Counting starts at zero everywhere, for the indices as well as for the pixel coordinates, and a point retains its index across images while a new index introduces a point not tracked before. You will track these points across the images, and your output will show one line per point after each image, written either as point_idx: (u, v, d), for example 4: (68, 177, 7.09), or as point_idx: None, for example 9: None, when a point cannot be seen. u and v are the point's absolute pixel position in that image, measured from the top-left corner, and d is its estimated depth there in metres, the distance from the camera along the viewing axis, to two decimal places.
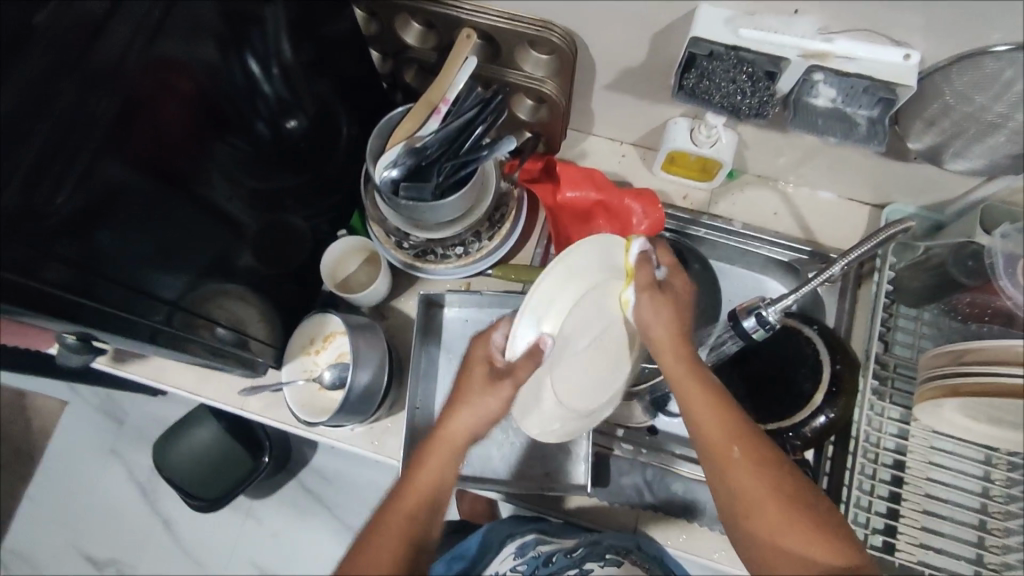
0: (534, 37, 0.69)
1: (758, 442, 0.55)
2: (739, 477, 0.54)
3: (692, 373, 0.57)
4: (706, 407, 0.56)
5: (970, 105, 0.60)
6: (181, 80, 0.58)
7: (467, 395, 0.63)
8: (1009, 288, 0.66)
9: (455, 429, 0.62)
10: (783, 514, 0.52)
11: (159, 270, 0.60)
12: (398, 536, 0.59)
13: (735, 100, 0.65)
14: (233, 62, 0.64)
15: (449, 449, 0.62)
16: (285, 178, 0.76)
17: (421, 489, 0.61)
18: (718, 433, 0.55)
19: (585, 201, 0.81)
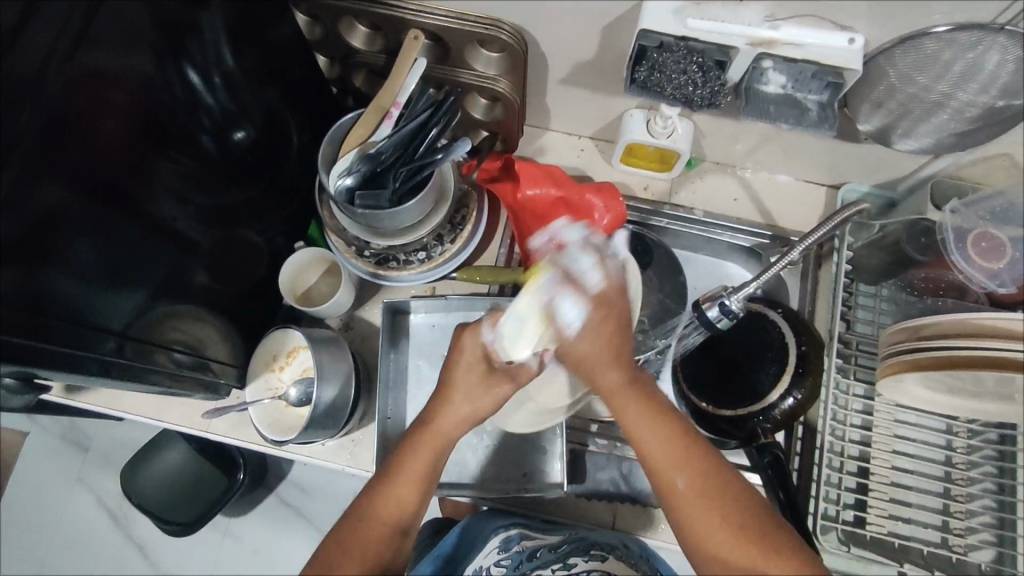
0: (482, 35, 0.68)
1: (699, 464, 0.57)
2: (682, 501, 0.56)
3: (629, 398, 0.59)
4: (647, 430, 0.58)
5: (915, 86, 0.61)
6: (113, 95, 0.55)
7: (455, 389, 0.61)
8: (963, 264, 0.69)
9: (442, 424, 0.61)
10: (728, 533, 0.55)
11: (107, 299, 0.58)
12: (387, 526, 0.59)
13: (687, 92, 0.65)
14: (170, 74, 0.62)
15: (437, 444, 0.61)
16: (236, 192, 0.74)
17: (407, 482, 0.60)
18: (659, 456, 0.57)
19: (546, 198, 0.79)
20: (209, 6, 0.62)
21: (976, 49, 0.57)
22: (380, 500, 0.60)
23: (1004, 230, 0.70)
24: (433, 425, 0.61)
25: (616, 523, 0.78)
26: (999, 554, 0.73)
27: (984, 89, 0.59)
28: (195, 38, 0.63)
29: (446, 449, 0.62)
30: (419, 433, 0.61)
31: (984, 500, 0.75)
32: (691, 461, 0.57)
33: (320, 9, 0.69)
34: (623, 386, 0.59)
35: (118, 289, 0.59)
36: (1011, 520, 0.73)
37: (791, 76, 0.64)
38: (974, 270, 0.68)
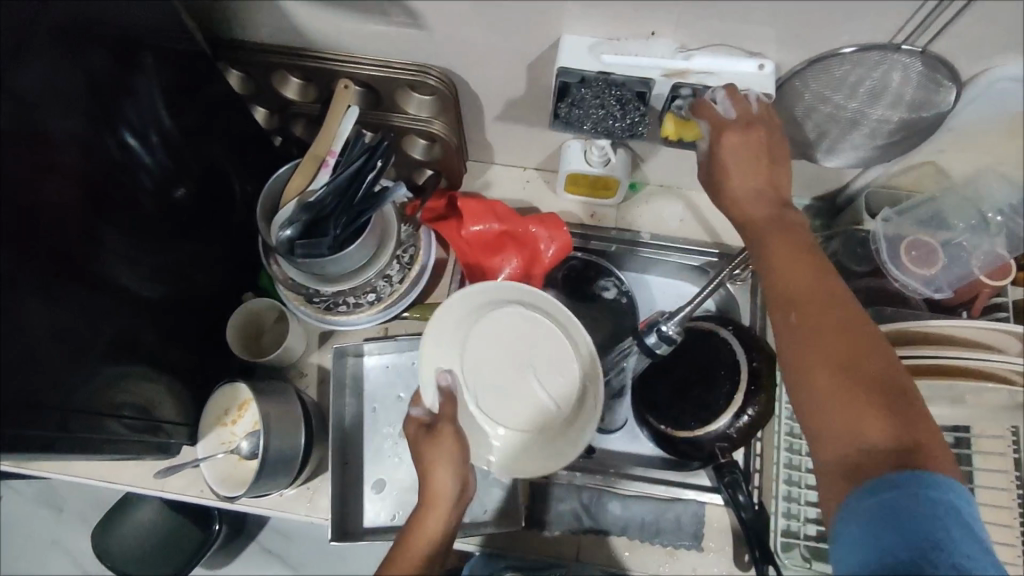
0: (411, 82, 0.70)
1: (830, 307, 0.50)
2: (798, 333, 0.50)
3: (769, 227, 0.54)
4: (778, 250, 0.53)
5: (829, 105, 0.63)
6: (48, 160, 0.55)
7: (425, 461, 0.62)
8: (898, 272, 0.71)
9: (437, 495, 0.60)
10: (840, 377, 0.47)
11: (49, 373, 0.57)
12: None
13: (608, 125, 0.66)
14: (105, 137, 0.61)
15: (429, 532, 0.60)
16: (182, 249, 0.74)
17: (411, 563, 0.58)
18: (785, 292, 0.51)
19: (490, 233, 0.82)
20: (143, 68, 0.62)
21: (881, 67, 0.58)
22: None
23: (935, 236, 0.72)
24: (434, 500, 0.61)
25: (580, 555, 0.77)
26: None
27: (893, 105, 0.61)
28: (132, 99, 0.63)
29: (443, 539, 0.60)
30: (418, 517, 0.60)
31: None
32: (812, 299, 0.50)
33: (251, 64, 0.71)
34: (773, 246, 0.53)
35: (62, 361, 0.58)
36: None
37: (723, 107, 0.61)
38: (910, 278, 0.70)
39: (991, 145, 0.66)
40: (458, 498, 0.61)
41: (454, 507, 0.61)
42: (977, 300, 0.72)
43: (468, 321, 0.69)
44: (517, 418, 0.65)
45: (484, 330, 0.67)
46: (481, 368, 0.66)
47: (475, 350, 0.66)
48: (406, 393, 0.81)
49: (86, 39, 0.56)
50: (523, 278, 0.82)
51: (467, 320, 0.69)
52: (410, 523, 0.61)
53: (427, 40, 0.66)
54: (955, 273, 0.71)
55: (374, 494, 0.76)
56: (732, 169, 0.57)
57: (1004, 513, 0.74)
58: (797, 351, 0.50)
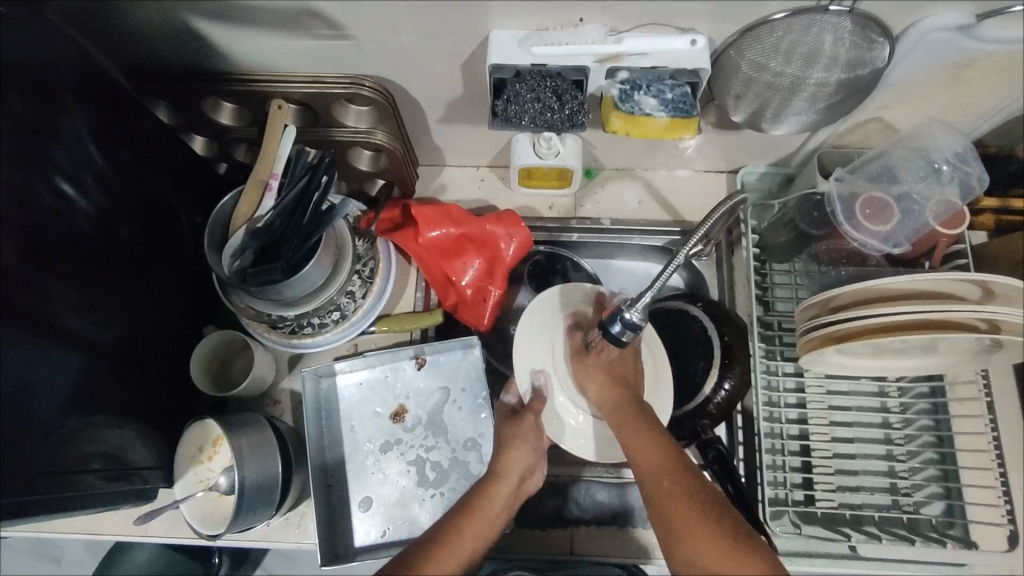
0: (346, 95, 0.69)
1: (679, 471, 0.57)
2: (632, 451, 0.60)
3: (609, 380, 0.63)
4: (636, 444, 0.59)
5: (766, 73, 0.62)
6: None
7: (505, 436, 0.67)
8: (854, 232, 0.71)
9: (508, 468, 0.65)
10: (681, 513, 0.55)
11: (10, 437, 0.54)
12: (456, 558, 0.57)
13: (546, 117, 0.65)
14: (36, 183, 0.57)
15: (497, 503, 0.63)
16: (135, 291, 0.71)
17: (480, 521, 0.61)
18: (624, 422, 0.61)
19: (448, 237, 0.81)
20: (67, 108, 0.59)
21: (814, 29, 0.57)
22: (455, 535, 0.59)
23: (887, 191, 0.72)
24: (503, 475, 0.65)
25: (574, 549, 0.77)
26: (947, 506, 0.74)
27: (829, 68, 0.61)
28: (58, 142, 0.59)
29: (502, 515, 0.63)
30: (485, 490, 0.63)
31: (926, 454, 0.76)
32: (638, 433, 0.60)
33: (179, 95, 0.69)
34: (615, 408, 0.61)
35: (20, 426, 0.55)
36: (953, 471, 0.74)
37: (660, 92, 0.63)
38: (867, 236, 0.70)
39: (933, 95, 0.66)
40: (522, 483, 0.66)
41: (517, 488, 0.65)
42: (936, 250, 0.73)
43: (552, 322, 0.69)
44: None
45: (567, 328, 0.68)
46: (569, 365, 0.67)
47: (560, 350, 0.67)
48: (384, 407, 0.80)
49: (4, 83, 0.53)
50: (487, 279, 0.82)
51: (552, 320, 0.69)
52: (475, 491, 0.64)
53: (355, 50, 0.64)
54: (909, 227, 0.72)
55: (361, 513, 0.76)
56: (595, 376, 0.64)
57: (982, 455, 0.75)
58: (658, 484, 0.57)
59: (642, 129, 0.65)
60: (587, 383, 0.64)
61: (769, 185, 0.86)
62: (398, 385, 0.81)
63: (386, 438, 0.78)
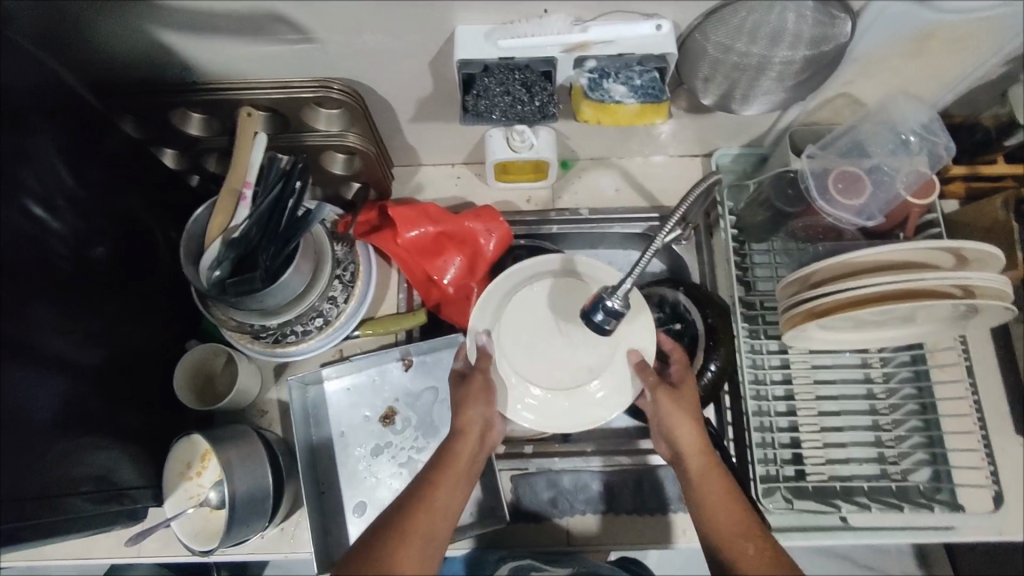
0: (315, 99, 0.68)
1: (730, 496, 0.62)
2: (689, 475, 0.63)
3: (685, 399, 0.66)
4: (720, 500, 0.61)
5: (733, 54, 0.63)
6: None
7: (462, 395, 0.66)
8: (828, 207, 0.72)
9: (470, 425, 0.64)
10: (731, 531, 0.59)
11: None
12: (438, 521, 0.58)
13: (517, 110, 0.65)
14: (6, 209, 0.56)
15: (464, 457, 0.63)
16: (114, 311, 0.70)
17: (449, 481, 0.61)
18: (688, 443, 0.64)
19: (427, 237, 0.81)
20: (35, 128, 0.57)
21: (777, 8, 0.58)
22: (430, 499, 0.59)
23: (858, 165, 0.72)
24: (465, 431, 0.64)
25: (571, 540, 0.78)
26: (934, 471, 0.75)
27: (795, 45, 0.61)
28: (27, 164, 0.58)
29: (471, 468, 0.64)
30: (451, 447, 0.63)
31: (911, 422, 0.77)
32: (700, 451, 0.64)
33: (144, 107, 0.68)
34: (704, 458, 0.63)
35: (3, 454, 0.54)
36: (938, 436, 0.75)
37: (629, 79, 0.64)
38: (840, 211, 0.71)
39: (898, 68, 0.67)
40: (485, 434, 0.66)
41: (482, 440, 0.65)
42: (908, 221, 0.74)
43: (505, 295, 0.72)
44: (548, 376, 0.70)
45: (526, 300, 0.72)
46: (518, 334, 0.71)
47: (512, 319, 0.71)
48: (373, 411, 0.79)
49: None
50: (469, 276, 0.82)
51: (508, 291, 0.72)
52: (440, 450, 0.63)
53: (320, 54, 0.64)
54: (882, 199, 0.73)
55: (356, 518, 0.75)
56: (684, 410, 0.65)
57: (964, 419, 0.76)
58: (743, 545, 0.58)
59: (613, 117, 0.66)
60: (675, 423, 0.64)
61: (743, 167, 0.87)
62: (386, 387, 0.80)
63: (376, 442, 0.78)
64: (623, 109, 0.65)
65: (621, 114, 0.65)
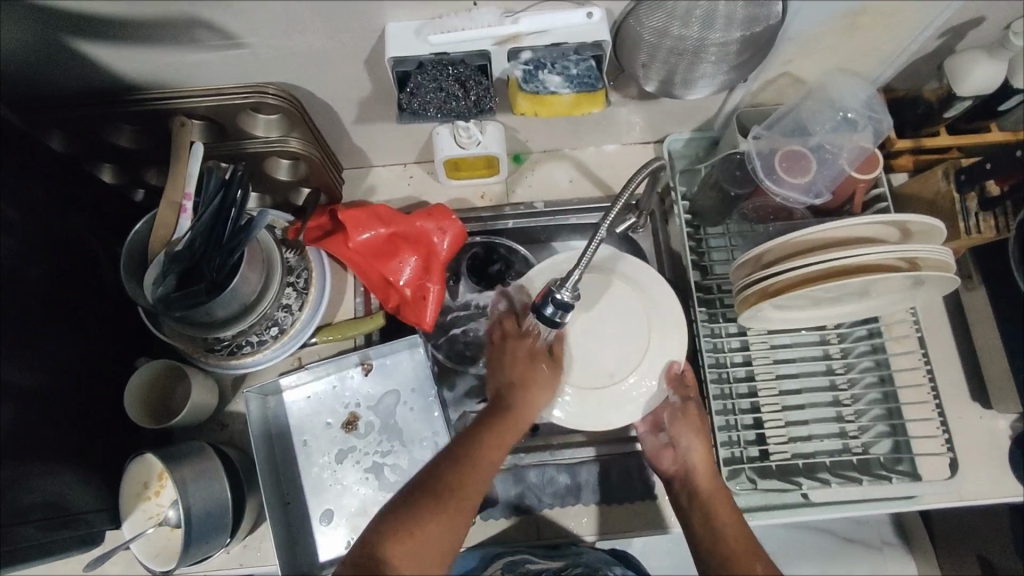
0: (250, 105, 0.67)
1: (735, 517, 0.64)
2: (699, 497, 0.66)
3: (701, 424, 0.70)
4: (724, 517, 0.64)
5: (668, 39, 0.62)
6: None
7: (521, 373, 0.67)
8: (776, 186, 0.72)
9: (530, 407, 0.65)
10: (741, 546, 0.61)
11: None
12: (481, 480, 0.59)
13: (453, 105, 0.65)
14: None
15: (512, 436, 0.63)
16: (56, 334, 0.68)
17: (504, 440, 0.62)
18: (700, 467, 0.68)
19: (380, 238, 0.80)
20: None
21: None
22: (480, 451, 0.60)
23: (802, 143, 0.73)
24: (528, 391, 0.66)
25: (542, 535, 0.78)
26: (894, 443, 0.76)
27: (728, 27, 0.60)
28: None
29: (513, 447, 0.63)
30: (501, 422, 0.63)
31: (870, 396, 0.78)
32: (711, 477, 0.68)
33: (71, 121, 0.66)
34: (714, 484, 0.67)
35: None
36: (896, 407, 0.76)
37: (565, 69, 0.63)
38: (787, 189, 0.72)
39: (835, 45, 0.67)
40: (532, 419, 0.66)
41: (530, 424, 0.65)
42: (856, 195, 0.75)
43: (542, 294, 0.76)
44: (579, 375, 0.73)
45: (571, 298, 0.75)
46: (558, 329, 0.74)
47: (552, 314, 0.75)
48: (334, 417, 0.78)
49: None
50: (425, 275, 0.80)
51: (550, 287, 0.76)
52: (501, 409, 0.64)
53: (251, 59, 0.62)
54: (827, 176, 0.73)
55: (323, 527, 0.75)
56: (699, 431, 0.70)
57: (921, 390, 0.77)
58: (735, 547, 0.61)
59: (550, 108, 0.65)
60: (690, 445, 0.69)
61: (695, 151, 0.87)
62: (348, 393, 0.79)
63: (340, 448, 0.77)
64: (557, 98, 0.64)
65: (556, 105, 0.65)
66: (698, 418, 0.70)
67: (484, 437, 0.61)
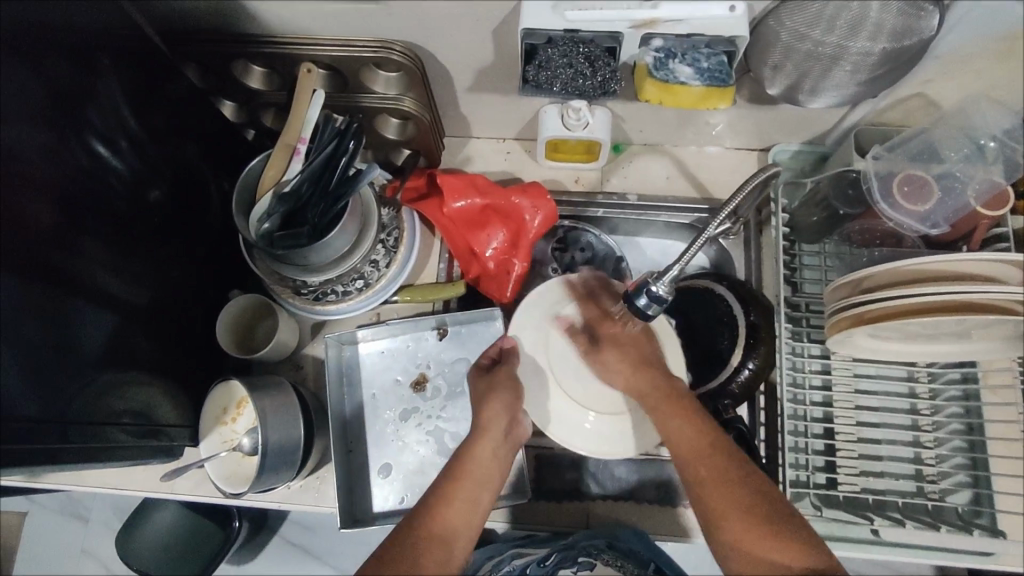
0: (374, 60, 0.68)
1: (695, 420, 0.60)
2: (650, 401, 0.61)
3: (616, 337, 0.66)
4: (677, 424, 0.59)
5: (807, 43, 0.60)
6: (24, 169, 0.53)
7: (485, 395, 0.66)
8: (890, 210, 0.69)
9: (489, 423, 0.64)
10: (698, 444, 0.58)
11: (45, 386, 0.56)
12: (456, 529, 0.58)
13: (579, 84, 0.65)
14: (72, 145, 0.58)
15: (482, 456, 0.63)
16: (165, 254, 0.72)
17: (466, 486, 0.61)
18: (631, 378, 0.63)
19: (472, 208, 0.81)
20: (101, 67, 0.59)
21: None
22: (445, 500, 0.59)
23: (928, 169, 0.70)
24: (484, 431, 0.64)
25: (589, 523, 0.77)
26: (974, 495, 0.73)
27: (874, 36, 0.58)
28: (92, 103, 0.59)
29: (494, 465, 0.63)
30: (468, 445, 0.63)
31: (954, 442, 0.75)
32: (650, 381, 0.62)
33: (208, 55, 0.69)
34: (646, 389, 0.62)
35: (54, 376, 0.57)
36: (982, 458, 0.73)
37: (696, 61, 0.62)
38: (902, 215, 0.69)
39: (980, 69, 0.64)
40: (511, 433, 0.65)
41: (507, 439, 0.65)
42: (975, 233, 0.71)
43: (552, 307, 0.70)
44: (597, 397, 0.66)
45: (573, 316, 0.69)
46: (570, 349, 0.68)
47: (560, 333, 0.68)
48: (404, 376, 0.80)
49: (40, 44, 0.53)
50: (511, 251, 0.81)
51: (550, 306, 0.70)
52: (456, 459, 0.63)
53: (385, 15, 0.63)
54: (948, 208, 0.69)
55: (381, 479, 0.76)
56: (617, 352, 0.65)
57: (1012, 445, 0.73)
58: (696, 465, 0.57)
59: (675, 97, 0.64)
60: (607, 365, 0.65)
61: (802, 164, 0.84)
62: (420, 354, 0.81)
63: (405, 407, 0.79)
64: (687, 90, 0.63)
65: (686, 97, 0.64)
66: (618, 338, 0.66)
67: (448, 473, 0.62)
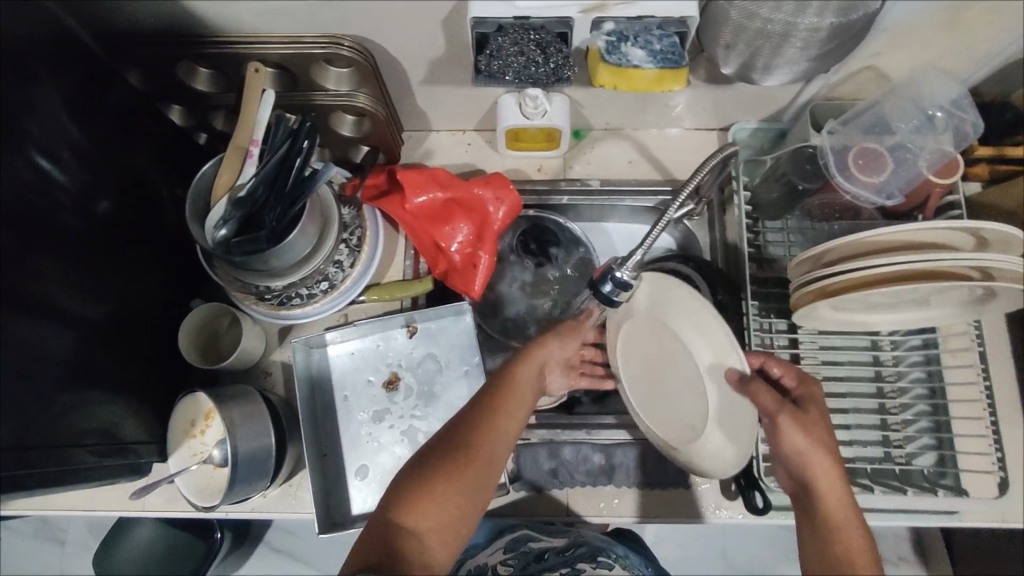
0: (324, 55, 0.67)
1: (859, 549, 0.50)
2: (820, 516, 0.52)
3: (810, 426, 0.55)
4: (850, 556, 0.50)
5: (756, 21, 0.60)
6: None
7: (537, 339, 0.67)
8: (847, 184, 0.70)
9: (531, 354, 0.65)
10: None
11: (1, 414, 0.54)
12: (501, 441, 0.58)
13: (531, 72, 0.64)
14: (15, 161, 0.55)
15: (523, 381, 0.63)
16: (121, 266, 0.69)
17: (509, 405, 0.60)
18: (820, 478, 0.53)
19: (435, 202, 0.80)
20: (38, 76, 0.56)
21: None
22: (491, 412, 0.59)
23: (882, 142, 0.70)
24: (526, 361, 0.65)
25: (570, 512, 0.78)
26: (939, 456, 0.75)
27: (822, 12, 0.58)
28: (31, 116, 0.57)
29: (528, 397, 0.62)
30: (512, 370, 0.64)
31: (918, 406, 0.77)
32: (829, 485, 0.53)
33: (150, 59, 0.66)
34: (833, 496, 0.52)
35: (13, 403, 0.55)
36: (946, 421, 0.75)
37: (648, 43, 0.62)
38: (858, 187, 0.70)
39: (926, 40, 0.65)
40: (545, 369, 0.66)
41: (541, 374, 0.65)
42: (929, 202, 0.73)
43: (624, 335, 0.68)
44: (670, 423, 0.65)
45: (629, 347, 0.68)
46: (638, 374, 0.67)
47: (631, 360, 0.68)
48: (376, 376, 0.79)
49: None
50: (476, 244, 0.81)
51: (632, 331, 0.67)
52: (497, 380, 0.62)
53: (331, 10, 0.62)
54: (902, 178, 0.71)
55: (358, 481, 0.76)
56: (809, 439, 0.54)
57: (972, 405, 0.76)
58: None
59: (629, 81, 0.64)
60: (804, 453, 0.53)
61: (760, 142, 0.85)
62: (390, 353, 0.80)
63: (378, 407, 0.78)
64: (640, 74, 0.64)
65: (639, 81, 0.65)
66: (805, 417, 0.55)
67: (494, 391, 0.61)
